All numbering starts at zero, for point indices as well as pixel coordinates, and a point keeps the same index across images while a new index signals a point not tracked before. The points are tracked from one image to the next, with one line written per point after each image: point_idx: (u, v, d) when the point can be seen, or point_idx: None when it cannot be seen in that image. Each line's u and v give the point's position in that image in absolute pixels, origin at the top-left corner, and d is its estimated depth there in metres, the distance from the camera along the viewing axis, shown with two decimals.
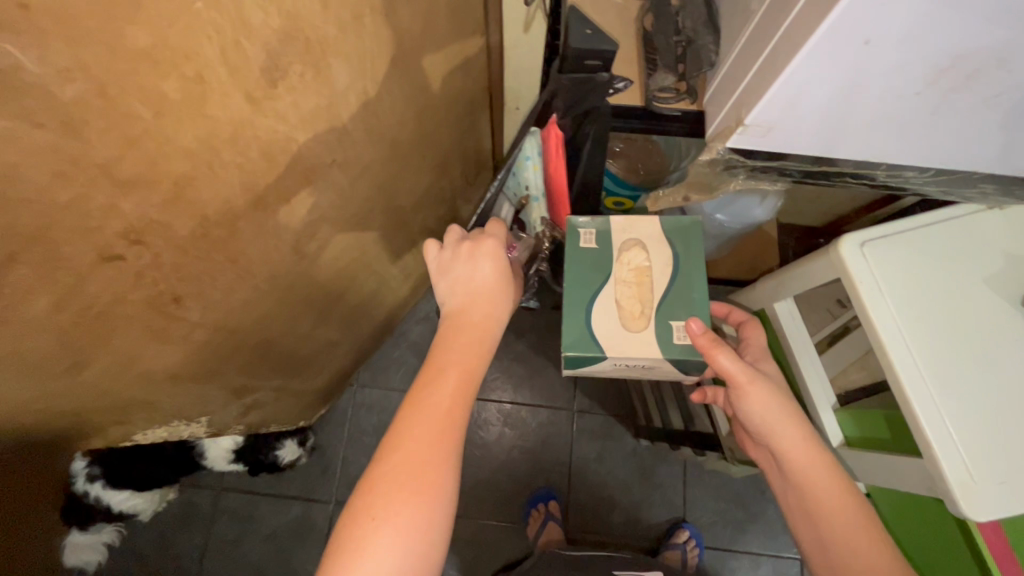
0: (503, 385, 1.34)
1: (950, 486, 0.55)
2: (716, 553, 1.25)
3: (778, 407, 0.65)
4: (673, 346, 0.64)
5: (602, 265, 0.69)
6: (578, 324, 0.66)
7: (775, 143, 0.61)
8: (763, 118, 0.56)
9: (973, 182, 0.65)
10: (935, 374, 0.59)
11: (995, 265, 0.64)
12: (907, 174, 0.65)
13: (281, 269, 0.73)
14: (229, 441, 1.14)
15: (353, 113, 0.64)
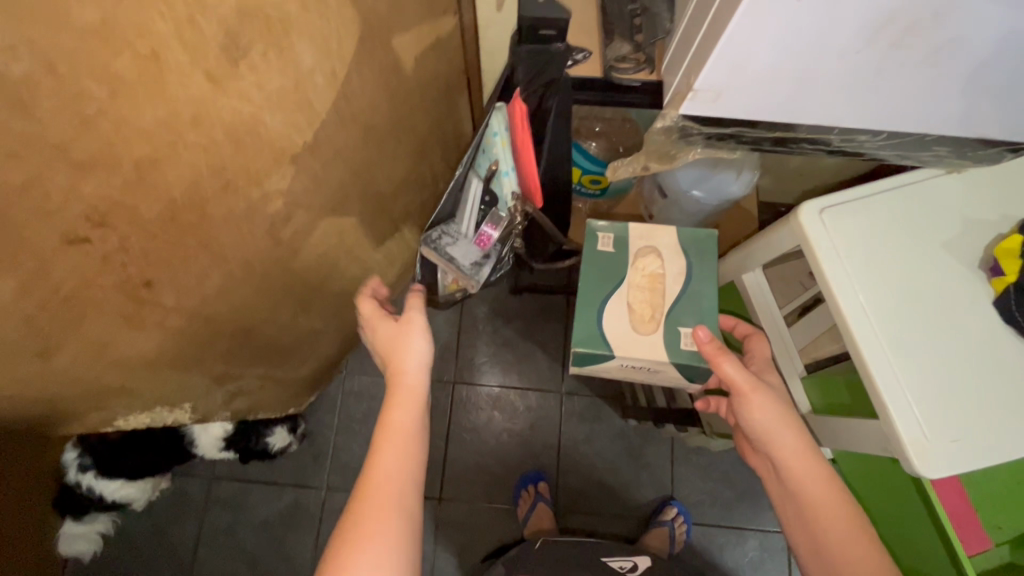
0: (491, 369, 1.34)
1: (904, 445, 0.52)
2: (704, 530, 1.26)
3: (781, 416, 0.66)
4: (681, 351, 0.66)
5: (614, 269, 0.71)
6: (590, 325, 0.68)
7: (731, 112, 0.55)
8: (714, 81, 0.51)
9: (928, 148, 0.58)
10: (893, 339, 0.55)
11: (963, 223, 0.59)
12: (867, 140, 0.58)
13: (256, 254, 0.72)
14: (218, 429, 1.16)
15: (321, 93, 0.63)
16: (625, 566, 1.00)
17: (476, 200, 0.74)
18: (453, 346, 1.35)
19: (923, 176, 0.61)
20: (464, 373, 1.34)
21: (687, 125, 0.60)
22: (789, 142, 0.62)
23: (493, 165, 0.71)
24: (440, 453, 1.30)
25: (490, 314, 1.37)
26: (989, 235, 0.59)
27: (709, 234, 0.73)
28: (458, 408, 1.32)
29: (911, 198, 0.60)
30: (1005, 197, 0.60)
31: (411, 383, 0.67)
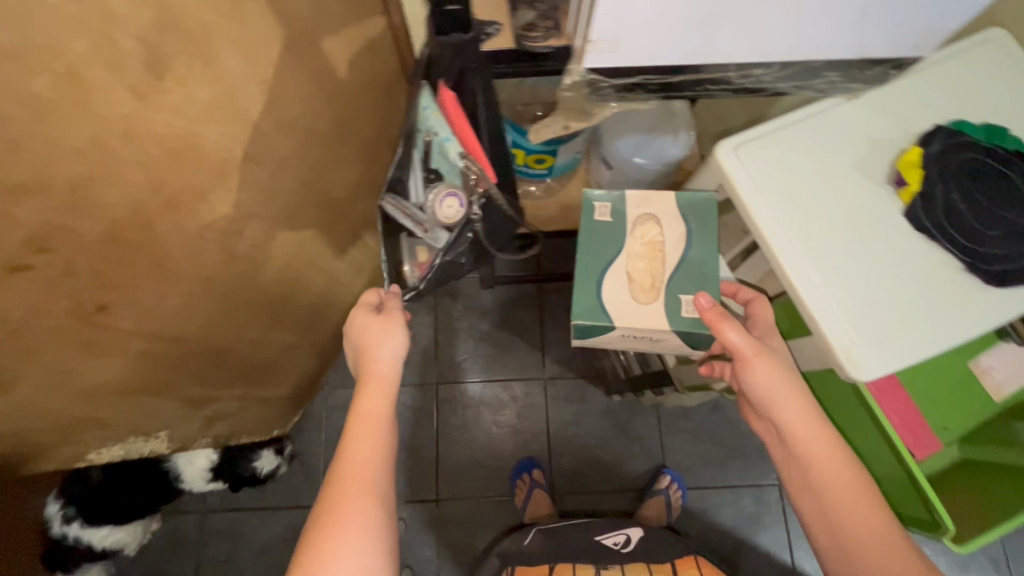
0: (473, 366, 1.35)
1: (835, 354, 0.57)
2: (699, 492, 1.28)
3: (785, 379, 0.67)
4: (682, 317, 0.68)
5: (614, 238, 0.72)
6: (589, 296, 0.69)
7: (629, 58, 0.53)
8: (609, 28, 0.48)
9: (819, 73, 0.58)
10: (817, 260, 0.59)
11: (872, 144, 0.62)
12: (765, 74, 0.58)
13: (214, 271, 0.72)
14: (205, 459, 1.14)
15: (255, 102, 0.64)
16: (619, 543, 1.01)
17: (420, 171, 0.73)
18: (432, 347, 1.36)
19: (827, 105, 0.63)
20: (448, 373, 1.35)
21: (597, 78, 0.57)
22: (695, 86, 0.60)
23: (428, 136, 0.69)
24: (432, 456, 1.30)
25: (465, 311, 1.38)
26: (894, 150, 0.61)
27: (710, 199, 0.73)
28: (446, 408, 1.33)
29: (821, 126, 0.62)
30: (910, 110, 0.62)
31: (382, 373, 0.67)
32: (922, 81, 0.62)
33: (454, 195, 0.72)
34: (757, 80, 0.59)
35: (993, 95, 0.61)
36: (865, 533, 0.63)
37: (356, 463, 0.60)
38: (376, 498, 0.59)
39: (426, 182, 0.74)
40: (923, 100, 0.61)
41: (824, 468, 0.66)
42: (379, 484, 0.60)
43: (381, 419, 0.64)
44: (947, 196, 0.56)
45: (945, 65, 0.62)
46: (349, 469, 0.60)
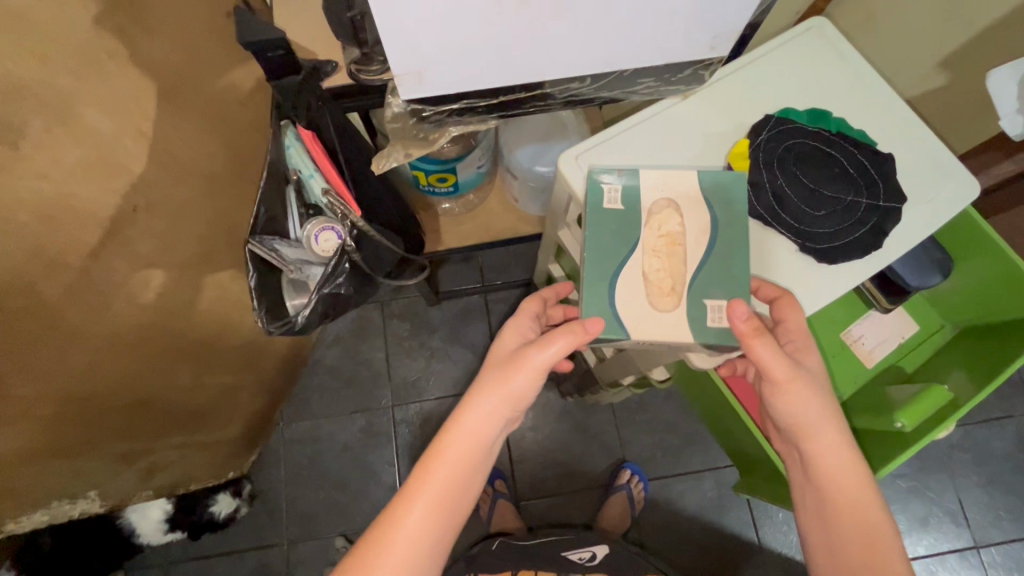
0: (426, 383, 1.35)
1: (710, 338, 0.52)
2: (661, 482, 1.30)
3: (817, 407, 0.58)
4: (708, 329, 0.52)
5: (626, 230, 0.55)
6: (598, 300, 0.53)
7: (449, 83, 0.41)
8: (409, 53, 0.37)
9: (632, 81, 0.45)
10: (698, 243, 0.55)
11: (708, 140, 0.60)
12: (584, 89, 0.45)
13: (122, 325, 0.72)
14: (158, 512, 1.14)
15: (136, 154, 0.65)
16: (585, 557, 1.01)
17: (298, 208, 0.64)
18: (384, 370, 1.36)
19: (662, 107, 0.60)
20: (402, 394, 1.35)
21: (419, 109, 0.44)
22: (527, 105, 0.47)
23: (295, 174, 0.62)
24: (394, 479, 1.30)
25: (413, 331, 1.38)
26: (727, 143, 0.60)
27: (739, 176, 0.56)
28: (403, 429, 1.32)
29: (656, 127, 0.60)
30: (746, 103, 0.60)
31: (479, 441, 0.55)
32: (748, 75, 0.61)
33: (330, 229, 0.62)
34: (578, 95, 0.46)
35: (818, 83, 0.61)
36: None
37: (441, 476, 0.53)
38: (444, 526, 0.53)
39: (303, 216, 0.66)
40: (754, 91, 0.60)
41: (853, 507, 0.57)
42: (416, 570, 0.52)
43: (481, 444, 0.55)
44: (775, 180, 0.57)
45: (768, 58, 0.61)
46: (430, 486, 0.53)
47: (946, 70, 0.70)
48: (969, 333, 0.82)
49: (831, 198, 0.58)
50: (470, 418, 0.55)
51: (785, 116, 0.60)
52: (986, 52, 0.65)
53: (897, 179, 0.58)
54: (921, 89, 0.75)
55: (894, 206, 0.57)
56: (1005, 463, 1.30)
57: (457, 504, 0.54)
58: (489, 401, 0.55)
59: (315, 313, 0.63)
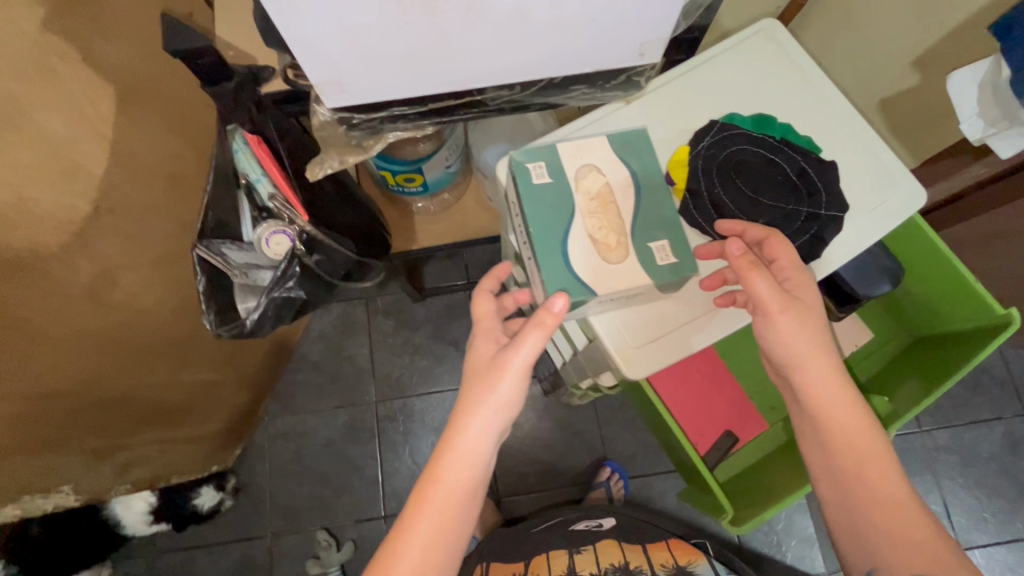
0: (409, 379, 1.36)
1: (668, 274, 0.50)
2: (641, 480, 1.30)
3: (811, 336, 0.54)
4: (660, 267, 0.51)
5: (558, 199, 0.52)
6: (554, 268, 0.49)
7: (371, 91, 0.41)
8: (324, 62, 0.37)
9: (562, 88, 0.44)
10: (638, 200, 0.52)
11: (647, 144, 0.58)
12: (514, 96, 0.45)
13: (90, 324, 0.72)
14: (142, 504, 1.17)
15: (94, 156, 0.65)
16: (592, 524, 1.02)
17: (250, 212, 0.63)
18: (368, 366, 1.36)
19: (600, 113, 0.58)
20: (386, 390, 1.35)
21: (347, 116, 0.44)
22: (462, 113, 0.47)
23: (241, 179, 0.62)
24: (376, 474, 1.31)
25: (397, 327, 1.38)
26: (667, 151, 0.58)
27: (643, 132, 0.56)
28: (386, 425, 1.33)
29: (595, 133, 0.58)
30: (686, 112, 0.59)
31: (479, 444, 0.53)
32: (694, 81, 0.59)
33: (281, 232, 0.60)
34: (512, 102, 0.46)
35: (764, 89, 0.59)
36: (870, 502, 0.55)
37: (448, 479, 0.51)
38: (456, 533, 0.52)
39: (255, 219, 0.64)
40: (695, 97, 0.59)
41: (849, 436, 0.56)
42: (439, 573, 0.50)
43: (477, 453, 0.53)
44: (712, 189, 0.56)
45: (709, 66, 0.60)
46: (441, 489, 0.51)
47: (919, 70, 0.68)
48: (918, 343, 0.84)
49: (771, 206, 0.57)
50: (460, 426, 0.53)
51: (729, 122, 0.58)
52: (960, 52, 0.63)
53: (839, 187, 0.56)
54: (896, 90, 0.73)
55: (836, 215, 0.56)
56: (991, 465, 1.28)
57: (466, 510, 0.52)
58: (477, 410, 0.52)
59: (267, 318, 0.63)
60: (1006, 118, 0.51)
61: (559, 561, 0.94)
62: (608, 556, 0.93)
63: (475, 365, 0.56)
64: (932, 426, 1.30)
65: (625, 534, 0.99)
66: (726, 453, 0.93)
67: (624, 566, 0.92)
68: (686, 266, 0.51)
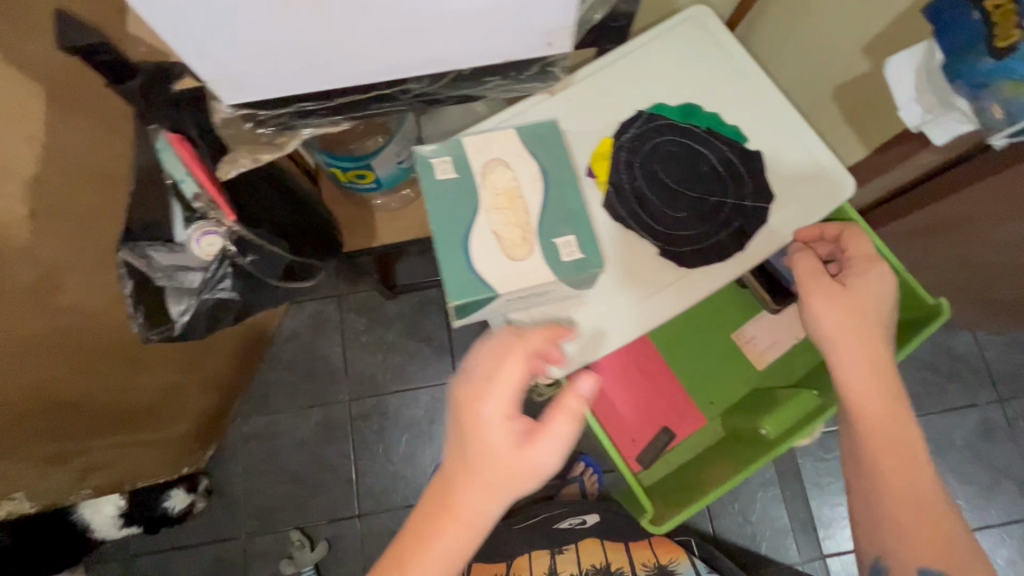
0: (382, 377, 1.35)
1: (576, 275, 0.51)
2: (616, 474, 1.30)
3: (854, 327, 0.56)
4: (565, 264, 0.52)
5: (464, 195, 0.53)
6: (457, 266, 0.50)
7: (267, 87, 0.41)
8: (213, 59, 0.37)
9: (476, 79, 0.45)
10: (554, 195, 0.54)
11: (564, 136, 0.59)
12: (424, 90, 0.45)
13: (34, 330, 0.71)
14: (112, 507, 1.16)
15: (26, 159, 0.64)
16: (576, 521, 0.99)
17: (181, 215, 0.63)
18: (341, 364, 1.35)
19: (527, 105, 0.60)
20: (360, 388, 1.34)
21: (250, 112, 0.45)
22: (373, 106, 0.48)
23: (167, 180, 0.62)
24: (350, 473, 1.30)
25: (370, 325, 1.37)
26: (592, 142, 0.59)
27: (552, 125, 0.57)
28: (360, 424, 1.32)
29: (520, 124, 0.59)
30: (611, 104, 0.61)
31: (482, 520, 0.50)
32: (618, 73, 0.61)
33: (212, 232, 0.60)
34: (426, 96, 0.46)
35: (690, 81, 0.61)
36: (886, 468, 0.57)
37: (446, 548, 0.49)
38: None
39: (186, 220, 0.62)
40: (621, 89, 0.61)
41: (875, 426, 0.57)
42: None
43: (477, 533, 0.50)
44: (633, 181, 0.58)
45: (634, 57, 0.61)
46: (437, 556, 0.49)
47: (870, 57, 0.67)
48: None
49: (693, 198, 0.59)
50: (467, 506, 0.50)
51: (656, 113, 0.60)
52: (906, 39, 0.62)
53: (767, 180, 0.59)
54: (848, 77, 0.71)
55: (762, 206, 0.58)
56: (966, 453, 1.27)
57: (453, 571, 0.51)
58: (487, 495, 0.49)
59: (200, 317, 0.65)
60: (940, 105, 0.51)
61: (541, 561, 0.94)
62: (589, 556, 0.93)
63: (494, 449, 0.49)
64: None
65: (611, 532, 0.97)
66: (662, 452, 0.83)
67: (605, 568, 0.92)
68: (592, 262, 0.52)
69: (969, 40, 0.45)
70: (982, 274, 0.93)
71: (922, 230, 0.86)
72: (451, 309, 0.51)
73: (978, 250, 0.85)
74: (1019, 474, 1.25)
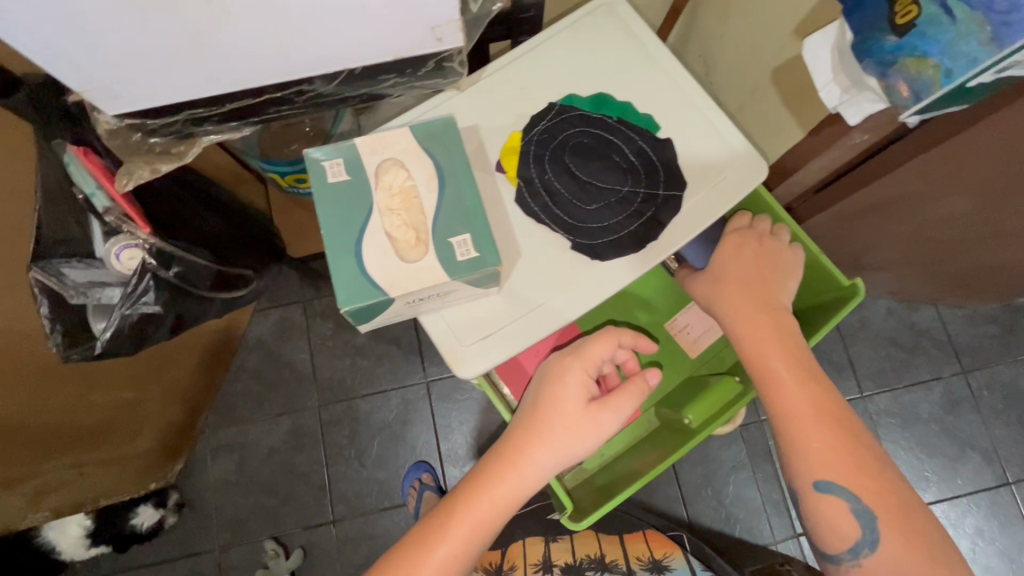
0: (350, 382, 1.33)
1: (469, 275, 0.50)
2: None
3: (722, 279, 0.68)
4: (459, 265, 0.50)
5: (356, 198, 0.52)
6: (351, 274, 0.50)
7: (152, 94, 0.46)
8: (98, 74, 0.42)
9: (366, 77, 0.50)
10: (455, 191, 0.53)
11: (473, 133, 0.61)
12: (320, 90, 0.51)
13: None
14: (77, 526, 1.17)
15: None
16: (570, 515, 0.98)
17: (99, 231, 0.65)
18: (309, 370, 1.33)
19: (430, 104, 0.61)
20: (329, 393, 1.32)
21: (140, 121, 0.49)
22: (273, 109, 0.52)
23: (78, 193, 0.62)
24: (322, 479, 1.28)
25: (336, 329, 1.34)
26: (501, 137, 0.61)
27: (449, 122, 0.56)
28: (330, 429, 1.31)
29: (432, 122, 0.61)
30: (521, 96, 0.62)
31: (545, 461, 0.62)
32: (523, 66, 0.62)
33: (133, 245, 0.63)
34: (319, 96, 0.52)
35: (599, 75, 0.63)
36: (784, 399, 0.61)
37: (511, 482, 0.61)
38: (496, 526, 0.61)
39: (106, 233, 0.64)
40: (527, 83, 0.62)
41: (752, 351, 0.64)
42: (472, 544, 0.59)
43: (533, 478, 0.62)
44: (542, 174, 0.60)
45: (539, 51, 0.63)
46: (500, 484, 0.61)
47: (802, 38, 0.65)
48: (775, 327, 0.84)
49: (602, 189, 0.60)
50: (532, 450, 0.62)
51: (568, 104, 0.62)
52: None
53: (677, 163, 0.60)
54: (780, 61, 0.70)
55: (672, 193, 0.59)
56: (931, 425, 1.28)
57: (511, 507, 0.61)
58: (553, 443, 0.62)
59: (120, 337, 0.65)
60: (854, 86, 0.52)
61: (535, 549, 0.93)
62: (584, 546, 0.92)
63: (567, 405, 0.63)
64: (873, 391, 1.30)
65: (608, 528, 0.97)
66: None
67: (599, 558, 0.91)
68: (487, 260, 0.51)
69: (871, 17, 0.46)
70: (934, 248, 0.93)
71: (867, 210, 0.86)
72: (349, 315, 0.51)
73: (924, 226, 0.85)
74: (983, 444, 1.27)
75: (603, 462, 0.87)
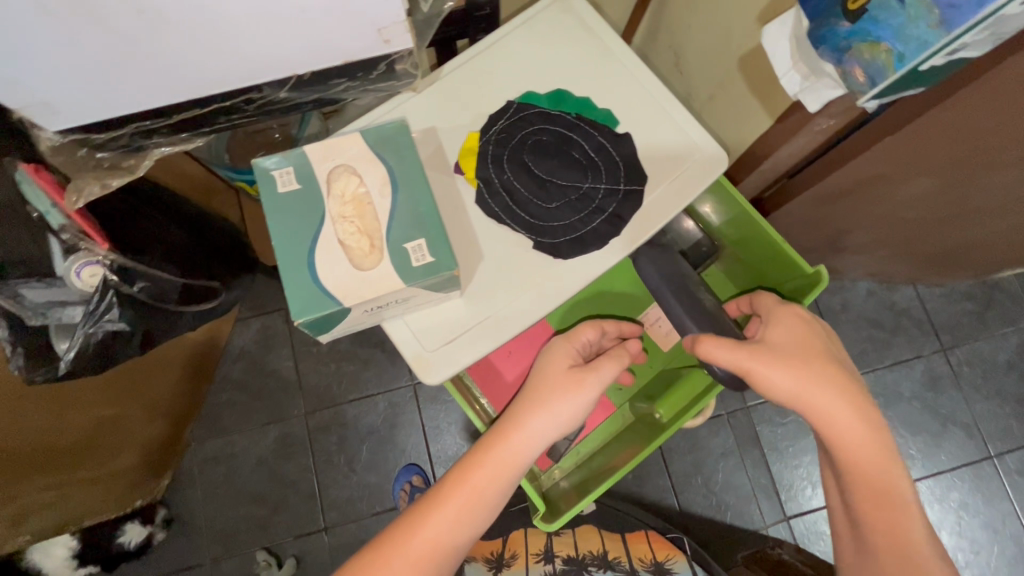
0: (336, 388, 1.32)
1: (422, 282, 0.50)
2: None
3: (817, 377, 0.59)
4: (415, 270, 0.50)
5: (309, 207, 0.52)
6: (304, 284, 0.49)
7: (92, 108, 0.45)
8: (30, 90, 0.40)
9: (316, 82, 0.50)
10: (409, 196, 0.52)
11: (432, 135, 0.60)
12: (267, 97, 0.50)
13: None
14: (63, 548, 1.15)
15: None
16: None
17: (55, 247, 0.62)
18: (294, 378, 1.32)
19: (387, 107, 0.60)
20: (315, 401, 1.31)
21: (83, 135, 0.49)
22: (223, 118, 0.52)
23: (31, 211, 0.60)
24: (313, 487, 1.27)
25: None
26: (459, 138, 0.60)
27: (402, 125, 0.55)
28: (318, 437, 1.30)
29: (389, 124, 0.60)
30: (479, 96, 0.61)
31: (534, 425, 0.61)
32: (478, 65, 0.62)
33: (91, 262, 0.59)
34: (269, 102, 0.51)
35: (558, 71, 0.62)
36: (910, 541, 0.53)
37: (503, 447, 0.60)
38: (491, 496, 0.60)
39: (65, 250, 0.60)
40: (484, 82, 0.62)
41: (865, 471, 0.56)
42: (466, 509, 0.59)
43: (525, 446, 0.61)
44: (501, 174, 0.59)
45: (495, 49, 0.62)
46: (492, 448, 0.60)
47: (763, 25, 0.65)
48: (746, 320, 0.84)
49: (561, 187, 0.60)
50: (522, 416, 0.62)
51: (525, 102, 0.61)
52: None
53: (636, 159, 0.60)
54: (746, 48, 0.69)
55: (633, 188, 0.59)
56: (914, 403, 1.30)
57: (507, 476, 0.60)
58: (542, 408, 0.62)
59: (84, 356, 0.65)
60: (812, 73, 0.52)
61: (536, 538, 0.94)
62: (587, 543, 0.92)
63: (554, 372, 0.65)
64: None
65: (609, 524, 0.97)
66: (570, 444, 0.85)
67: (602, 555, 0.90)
68: (443, 265, 0.50)
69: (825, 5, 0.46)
70: (907, 228, 0.94)
71: (839, 194, 0.86)
72: (305, 326, 0.50)
73: (896, 208, 0.86)
74: (964, 419, 1.29)
75: (580, 458, 0.88)
